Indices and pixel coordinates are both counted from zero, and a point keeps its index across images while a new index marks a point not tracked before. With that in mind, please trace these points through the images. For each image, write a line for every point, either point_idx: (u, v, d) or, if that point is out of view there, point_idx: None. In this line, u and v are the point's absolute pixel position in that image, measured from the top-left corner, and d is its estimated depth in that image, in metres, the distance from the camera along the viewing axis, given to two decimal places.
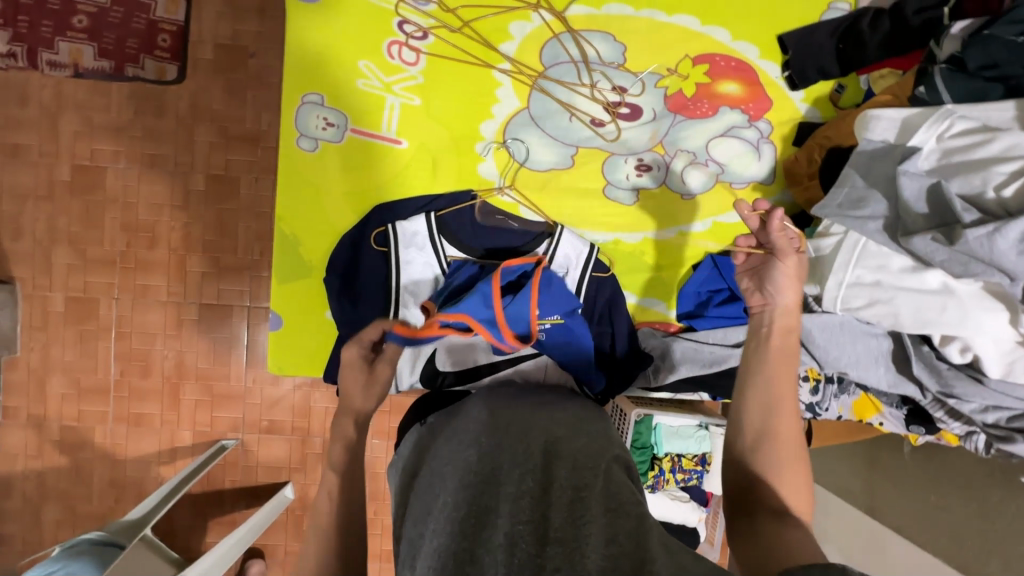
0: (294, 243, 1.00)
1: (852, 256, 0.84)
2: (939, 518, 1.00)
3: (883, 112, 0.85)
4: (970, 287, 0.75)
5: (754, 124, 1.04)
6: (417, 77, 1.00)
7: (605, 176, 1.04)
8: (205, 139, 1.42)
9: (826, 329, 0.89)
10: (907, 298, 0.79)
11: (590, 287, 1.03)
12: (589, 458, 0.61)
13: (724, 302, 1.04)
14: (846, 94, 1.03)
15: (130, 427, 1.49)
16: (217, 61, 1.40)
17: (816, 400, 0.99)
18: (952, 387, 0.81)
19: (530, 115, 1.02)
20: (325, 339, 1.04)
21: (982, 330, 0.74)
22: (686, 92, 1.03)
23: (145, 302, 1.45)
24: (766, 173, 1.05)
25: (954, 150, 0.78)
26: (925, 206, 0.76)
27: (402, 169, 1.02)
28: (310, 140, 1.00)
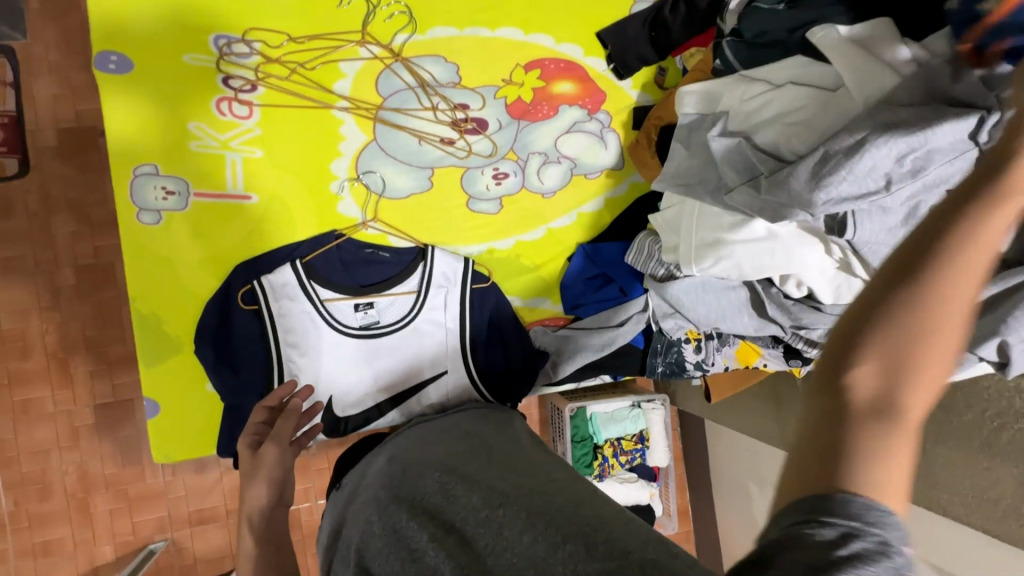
0: (154, 322, 0.95)
1: (693, 222, 0.91)
2: None
3: (691, 87, 0.92)
4: (789, 228, 0.83)
5: (594, 116, 1.11)
6: (254, 129, 0.98)
7: (466, 191, 1.06)
8: (65, 230, 1.32)
9: (690, 292, 0.97)
10: (742, 250, 0.86)
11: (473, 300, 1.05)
12: (481, 473, 0.64)
13: (601, 287, 1.09)
14: (668, 76, 1.13)
15: (38, 558, 1.34)
16: (62, 146, 1.31)
17: (701, 357, 1.07)
18: (800, 319, 0.89)
19: (379, 146, 1.03)
20: (212, 415, 0.98)
21: (806, 264, 0.83)
22: (525, 98, 1.08)
23: (28, 418, 1.32)
24: (614, 159, 1.12)
25: (751, 110, 0.85)
26: (735, 164, 0.83)
27: (259, 223, 0.99)
28: (152, 213, 0.95)
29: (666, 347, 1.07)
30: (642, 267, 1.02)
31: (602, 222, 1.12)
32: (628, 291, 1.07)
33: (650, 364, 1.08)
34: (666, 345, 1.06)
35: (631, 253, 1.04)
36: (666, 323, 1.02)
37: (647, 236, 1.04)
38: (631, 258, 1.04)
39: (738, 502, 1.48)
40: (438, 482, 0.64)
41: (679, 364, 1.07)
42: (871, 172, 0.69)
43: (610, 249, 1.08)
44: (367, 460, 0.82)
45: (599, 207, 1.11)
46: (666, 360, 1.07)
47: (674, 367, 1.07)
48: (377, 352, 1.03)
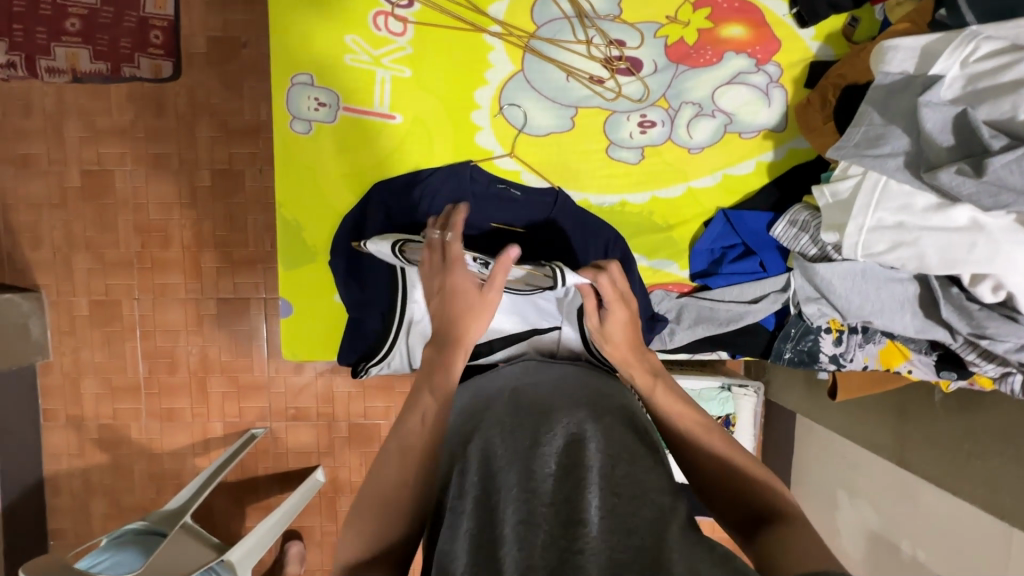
0: (297, 227, 1.00)
1: (872, 198, 0.80)
2: (975, 466, 0.98)
3: (901, 42, 0.79)
4: (1000, 220, 0.71)
5: (762, 68, 0.99)
6: (405, 48, 0.97)
7: (608, 136, 1.00)
8: (207, 135, 1.41)
9: (847, 279, 0.86)
10: (932, 238, 0.75)
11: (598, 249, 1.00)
12: (613, 436, 0.63)
13: (738, 258, 1.01)
14: (860, 28, 0.97)
15: (163, 422, 1.53)
16: (211, 54, 1.38)
17: (840, 351, 0.97)
18: (984, 327, 0.77)
19: (525, 78, 0.98)
20: (336, 322, 1.04)
21: (1016, 266, 0.70)
22: (688, 40, 0.98)
23: (164, 300, 1.48)
24: (776, 119, 1.00)
25: (980, 75, 0.72)
26: (950, 137, 0.72)
27: (399, 145, 0.99)
28: (303, 122, 0.98)
29: (801, 334, 0.98)
30: (788, 245, 0.93)
31: (750, 187, 1.02)
32: (769, 267, 0.98)
33: (776, 349, 1.00)
34: (801, 332, 0.98)
35: (779, 227, 0.94)
36: (807, 308, 0.94)
37: (803, 210, 0.93)
38: (779, 232, 0.94)
39: (823, 507, 1.40)
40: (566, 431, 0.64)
41: (811, 354, 0.98)
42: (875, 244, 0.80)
43: (755, 219, 0.99)
44: (483, 380, 0.82)
45: (750, 170, 1.01)
46: (795, 348, 0.99)
47: (804, 357, 0.99)
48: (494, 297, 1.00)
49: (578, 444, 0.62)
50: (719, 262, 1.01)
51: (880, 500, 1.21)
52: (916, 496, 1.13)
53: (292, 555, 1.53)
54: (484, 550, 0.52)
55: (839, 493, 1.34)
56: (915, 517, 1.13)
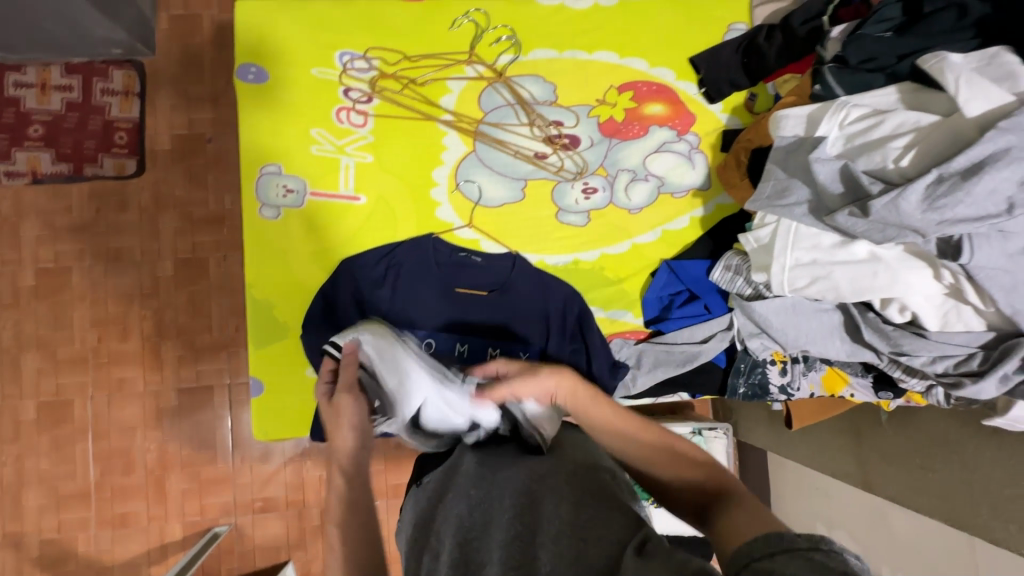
0: (267, 306, 1.03)
1: (788, 242, 0.91)
2: (930, 480, 1.05)
3: (789, 112, 0.94)
4: (893, 251, 0.82)
5: (683, 137, 1.14)
6: (367, 136, 1.07)
7: (556, 204, 1.10)
8: (170, 226, 1.45)
9: (780, 313, 0.96)
10: (842, 271, 0.86)
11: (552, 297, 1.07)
12: (571, 487, 0.63)
13: (685, 303, 1.09)
14: (759, 101, 1.14)
15: (115, 529, 1.43)
16: (176, 150, 1.45)
17: (787, 380, 1.05)
18: (901, 345, 0.86)
19: (477, 157, 1.09)
20: (308, 396, 1.04)
21: (912, 288, 0.81)
22: (617, 118, 1.12)
23: (121, 395, 1.43)
24: (701, 179, 1.14)
25: (855, 135, 0.86)
26: (840, 186, 0.84)
27: (363, 223, 1.07)
28: (272, 208, 1.05)
29: (750, 367, 1.06)
30: (727, 287, 1.03)
31: (687, 240, 1.13)
32: (713, 308, 1.07)
33: (730, 384, 1.07)
34: (750, 365, 1.05)
35: (716, 271, 1.04)
36: (752, 343, 1.02)
37: (734, 255, 1.04)
38: (717, 276, 1.04)
39: None
40: (510, 493, 0.65)
41: (762, 386, 1.05)
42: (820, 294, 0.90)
43: (695, 266, 1.09)
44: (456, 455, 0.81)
45: (686, 225, 1.13)
46: (747, 382, 1.06)
47: (756, 390, 1.06)
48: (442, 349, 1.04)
49: (537, 505, 0.62)
50: (671, 304, 1.10)
51: (856, 530, 1.25)
52: (886, 520, 1.18)
53: None
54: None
55: (818, 527, 1.36)
56: (888, 542, 1.17)
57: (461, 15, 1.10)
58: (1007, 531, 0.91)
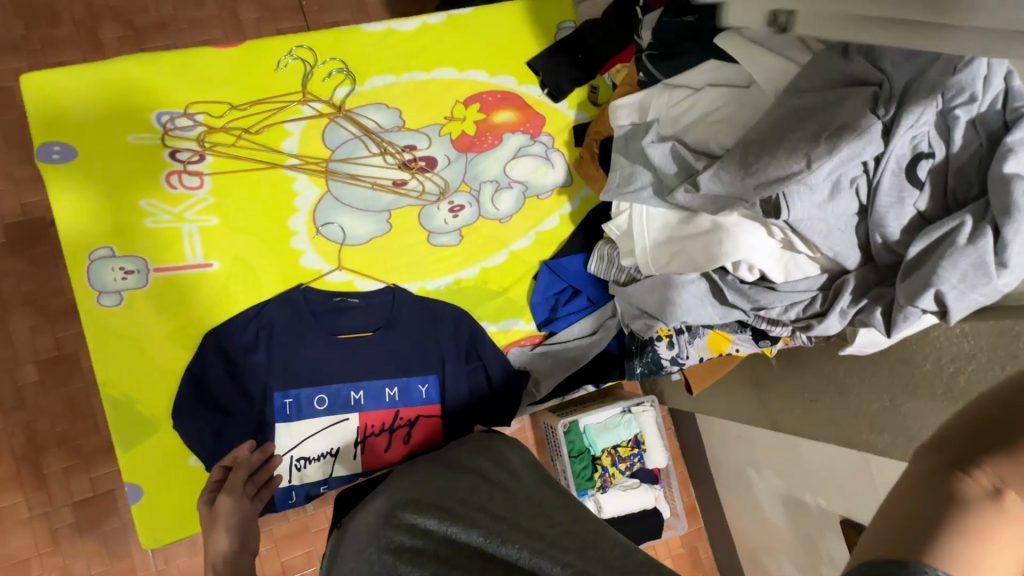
0: (128, 402, 0.94)
1: (643, 225, 0.96)
2: (818, 409, 1.15)
3: (622, 102, 1.00)
4: (731, 217, 0.89)
5: (537, 139, 1.16)
6: (207, 198, 1.00)
7: (425, 227, 1.09)
8: (23, 326, 1.28)
9: (654, 292, 0.99)
10: (693, 244, 0.92)
11: (427, 324, 1.04)
12: (517, 509, 0.73)
13: (570, 299, 1.12)
14: (601, 93, 1.18)
15: None
16: (12, 242, 1.28)
17: (675, 352, 1.07)
18: (758, 301, 0.93)
19: (333, 197, 1.05)
20: (196, 489, 0.96)
21: (753, 248, 0.87)
22: (469, 131, 1.12)
23: (1, 529, 1.25)
24: (564, 176, 1.16)
25: (679, 115, 0.92)
26: (673, 166, 0.90)
27: (224, 288, 1.00)
28: (112, 294, 0.95)
29: (641, 347, 1.09)
30: (606, 276, 1.08)
31: (561, 237, 1.16)
32: (596, 299, 1.12)
33: (628, 366, 1.10)
34: (640, 345, 1.09)
35: (593, 263, 1.09)
36: (636, 324, 1.04)
37: (604, 244, 1.09)
38: (595, 268, 1.09)
39: (742, 486, 1.56)
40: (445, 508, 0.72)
41: (656, 363, 1.08)
42: (680, 269, 0.94)
43: (572, 262, 1.12)
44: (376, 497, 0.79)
45: (557, 223, 1.16)
46: (643, 361, 1.09)
47: (652, 366, 1.09)
48: (336, 404, 1.00)
49: (500, 525, 0.70)
50: (558, 301, 1.12)
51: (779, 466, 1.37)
52: (797, 449, 1.28)
53: None
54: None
55: (749, 470, 1.50)
56: (804, 469, 1.29)
57: (285, 54, 1.05)
58: (885, 441, 0.99)
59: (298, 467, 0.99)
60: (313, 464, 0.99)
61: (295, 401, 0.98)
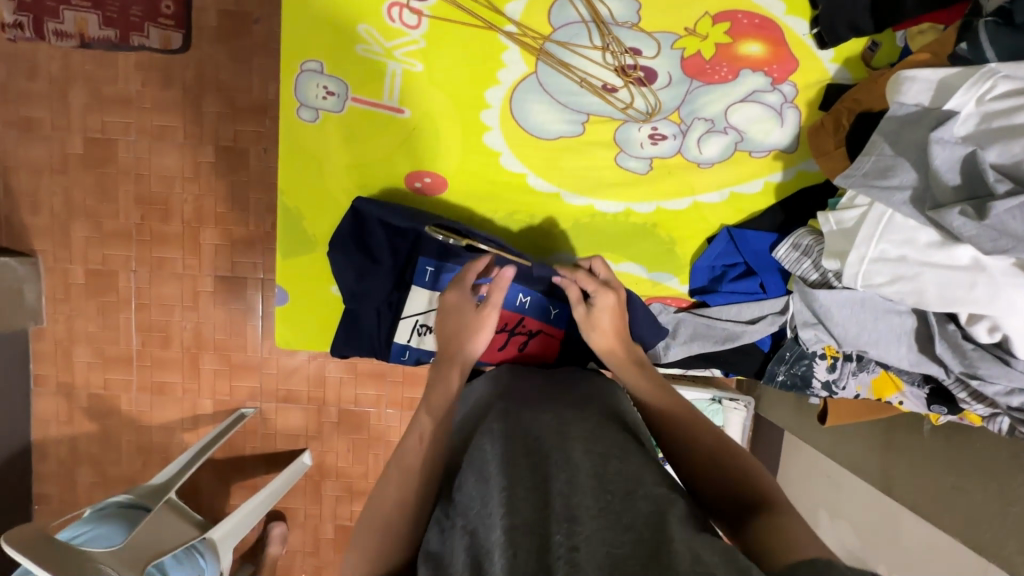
0: (297, 217, 1.00)
1: (877, 230, 0.79)
2: (959, 501, 1.00)
3: (917, 74, 0.78)
4: (1002, 263, 0.70)
5: (778, 87, 0.97)
6: (419, 41, 0.94)
7: (618, 145, 0.99)
8: (213, 110, 1.38)
9: (845, 308, 0.86)
10: (933, 274, 0.75)
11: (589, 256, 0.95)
12: (605, 438, 0.67)
13: (738, 277, 1.02)
14: (879, 53, 0.94)
15: (154, 395, 1.53)
16: (222, 28, 1.34)
17: (833, 378, 0.98)
18: (976, 367, 0.77)
19: (538, 80, 0.96)
20: (332, 313, 1.06)
21: (1014, 310, 0.70)
22: (705, 54, 0.95)
23: (161, 274, 1.46)
24: (788, 140, 0.99)
25: (995, 114, 0.71)
26: (956, 177, 0.71)
27: (406, 138, 0.99)
28: (311, 109, 0.97)
29: (796, 358, 0.99)
30: (789, 267, 0.93)
31: (755, 207, 1.02)
32: (769, 288, 0.98)
33: (769, 370, 1.02)
34: (796, 356, 0.98)
35: (781, 249, 0.94)
36: (804, 333, 0.93)
37: (807, 233, 0.92)
38: (780, 255, 0.94)
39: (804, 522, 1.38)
40: (557, 438, 0.68)
41: (804, 379, 0.99)
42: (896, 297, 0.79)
43: (757, 239, 1.00)
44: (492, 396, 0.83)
45: (758, 190, 1.01)
46: (788, 371, 1.00)
47: (796, 380, 1.00)
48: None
49: (589, 445, 0.65)
50: (725, 274, 1.02)
51: (861, 525, 1.19)
52: (897, 522, 1.11)
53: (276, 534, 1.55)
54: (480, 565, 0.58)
55: (820, 512, 1.32)
56: (896, 544, 1.10)
57: None
58: None
59: (418, 333, 1.01)
60: (431, 335, 1.01)
61: (436, 272, 0.98)
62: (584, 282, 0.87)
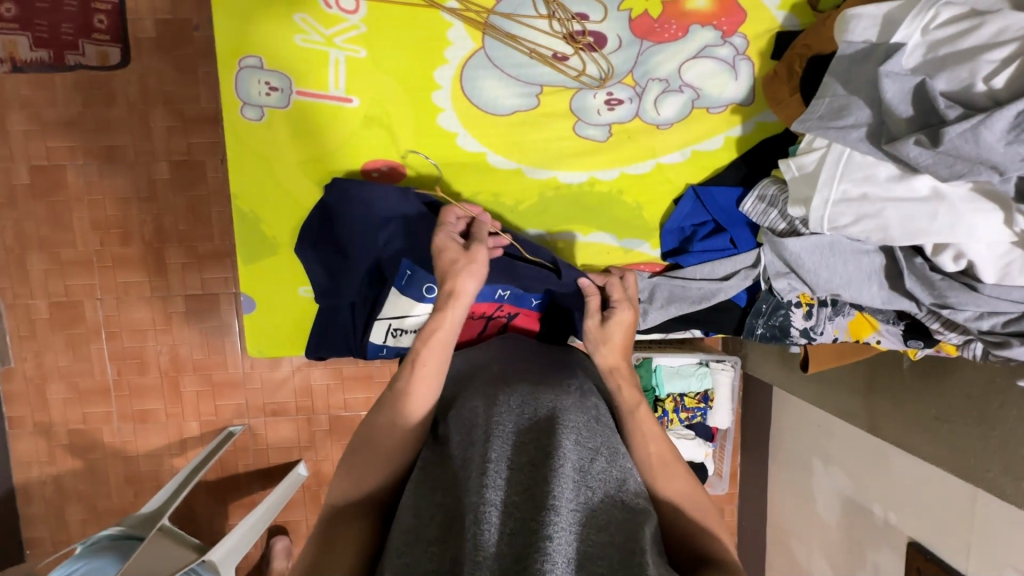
0: (255, 220, 0.97)
1: (836, 171, 0.80)
2: (943, 431, 1.01)
3: (863, 10, 0.78)
4: (960, 189, 0.71)
5: (729, 40, 0.96)
6: (359, 26, 0.92)
7: (575, 114, 0.98)
8: (162, 124, 1.33)
9: (815, 252, 0.87)
10: (896, 208, 0.75)
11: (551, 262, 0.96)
12: (596, 424, 0.67)
13: (708, 235, 1.02)
14: None
15: (137, 424, 1.48)
16: (161, 38, 1.28)
17: (810, 324, 1.00)
18: (946, 297, 0.78)
19: (486, 55, 0.94)
20: (303, 316, 1.03)
21: (975, 235, 0.70)
22: (653, 13, 0.94)
23: (128, 299, 1.41)
24: (744, 93, 0.98)
25: (941, 42, 0.71)
26: (909, 108, 0.71)
27: (357, 129, 0.96)
28: (255, 108, 0.93)
29: (773, 309, 1.00)
30: (758, 220, 0.93)
31: (718, 163, 1.01)
32: (739, 244, 0.99)
33: (748, 325, 1.02)
34: (772, 307, 1.00)
35: (747, 203, 0.94)
36: (777, 283, 0.94)
37: (771, 184, 0.93)
38: (747, 208, 0.94)
39: (798, 473, 1.43)
40: (550, 414, 0.65)
41: (783, 329, 1.00)
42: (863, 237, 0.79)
43: (723, 195, 1.00)
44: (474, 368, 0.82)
45: (719, 146, 1.01)
46: (767, 323, 1.01)
47: (775, 332, 1.01)
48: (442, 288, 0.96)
49: (582, 427, 0.65)
50: (695, 233, 1.02)
51: (852, 467, 1.24)
52: (887, 462, 1.15)
53: (279, 549, 1.53)
54: (447, 526, 0.58)
55: (814, 462, 1.37)
56: (888, 485, 1.15)
57: None
58: (1019, 488, 0.89)
59: (393, 334, 0.99)
60: (408, 335, 0.99)
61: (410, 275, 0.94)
62: (614, 290, 0.84)
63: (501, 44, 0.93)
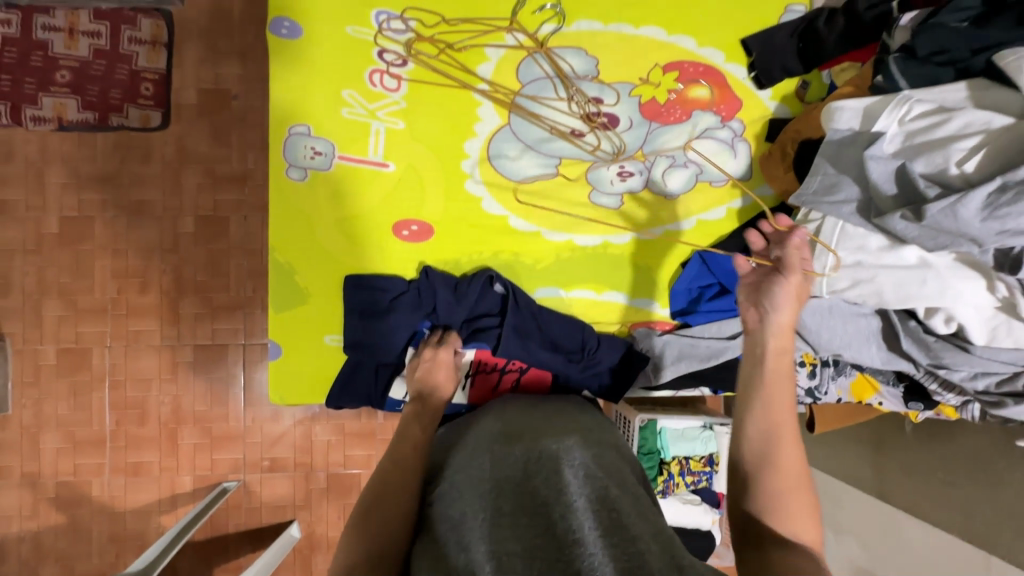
0: (288, 270, 1.03)
1: (833, 240, 0.87)
2: (951, 495, 1.04)
3: (845, 103, 0.87)
4: (945, 259, 0.80)
5: (727, 124, 1.08)
6: (400, 102, 1.03)
7: (590, 184, 1.07)
8: (193, 182, 1.42)
9: (817, 314, 0.91)
10: (887, 275, 0.83)
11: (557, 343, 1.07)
12: (603, 465, 0.68)
13: (715, 296, 1.09)
14: (810, 91, 1.07)
15: (128, 477, 1.45)
16: (201, 105, 1.41)
17: (815, 384, 1.02)
18: (941, 357, 0.85)
19: (511, 130, 1.05)
20: (326, 365, 1.07)
21: (963, 299, 0.79)
22: (659, 99, 1.06)
23: (138, 348, 1.44)
24: (743, 169, 1.09)
25: (917, 132, 0.82)
26: (892, 186, 0.81)
27: (390, 191, 1.05)
28: (299, 169, 1.02)
29: None
30: None
31: (722, 232, 1.10)
32: None
33: None
34: None
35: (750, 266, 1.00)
36: (781, 342, 0.99)
37: None
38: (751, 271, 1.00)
39: None
40: (556, 460, 0.67)
41: None
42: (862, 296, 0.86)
43: (728, 260, 1.07)
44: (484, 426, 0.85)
45: (722, 216, 1.09)
46: None
47: None
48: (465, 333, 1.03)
49: (589, 468, 0.66)
50: (702, 294, 1.09)
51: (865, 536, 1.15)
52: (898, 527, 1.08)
53: None
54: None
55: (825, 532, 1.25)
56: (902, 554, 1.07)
57: None
58: None
59: None
60: None
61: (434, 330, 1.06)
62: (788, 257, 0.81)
63: (526, 121, 1.04)
